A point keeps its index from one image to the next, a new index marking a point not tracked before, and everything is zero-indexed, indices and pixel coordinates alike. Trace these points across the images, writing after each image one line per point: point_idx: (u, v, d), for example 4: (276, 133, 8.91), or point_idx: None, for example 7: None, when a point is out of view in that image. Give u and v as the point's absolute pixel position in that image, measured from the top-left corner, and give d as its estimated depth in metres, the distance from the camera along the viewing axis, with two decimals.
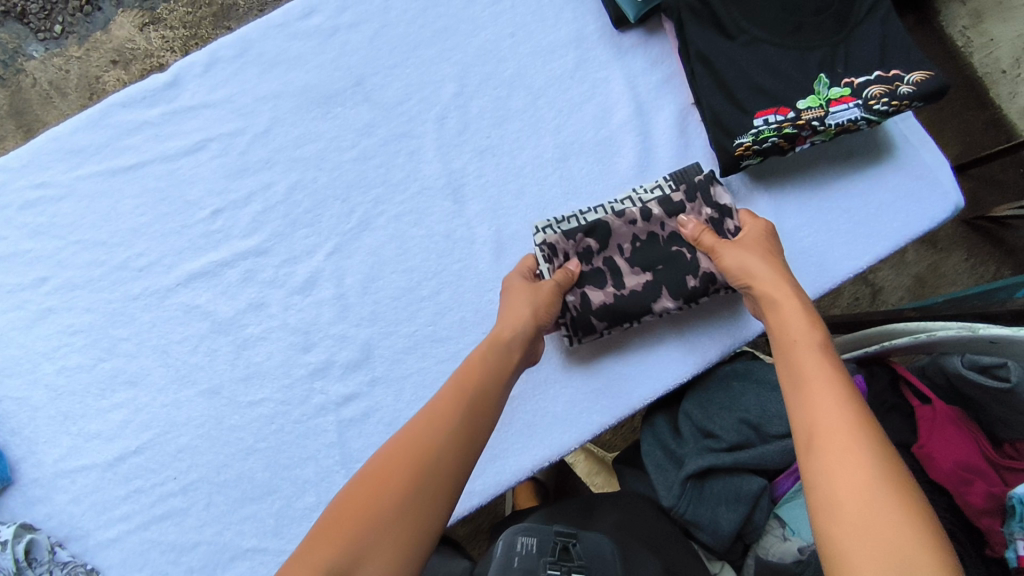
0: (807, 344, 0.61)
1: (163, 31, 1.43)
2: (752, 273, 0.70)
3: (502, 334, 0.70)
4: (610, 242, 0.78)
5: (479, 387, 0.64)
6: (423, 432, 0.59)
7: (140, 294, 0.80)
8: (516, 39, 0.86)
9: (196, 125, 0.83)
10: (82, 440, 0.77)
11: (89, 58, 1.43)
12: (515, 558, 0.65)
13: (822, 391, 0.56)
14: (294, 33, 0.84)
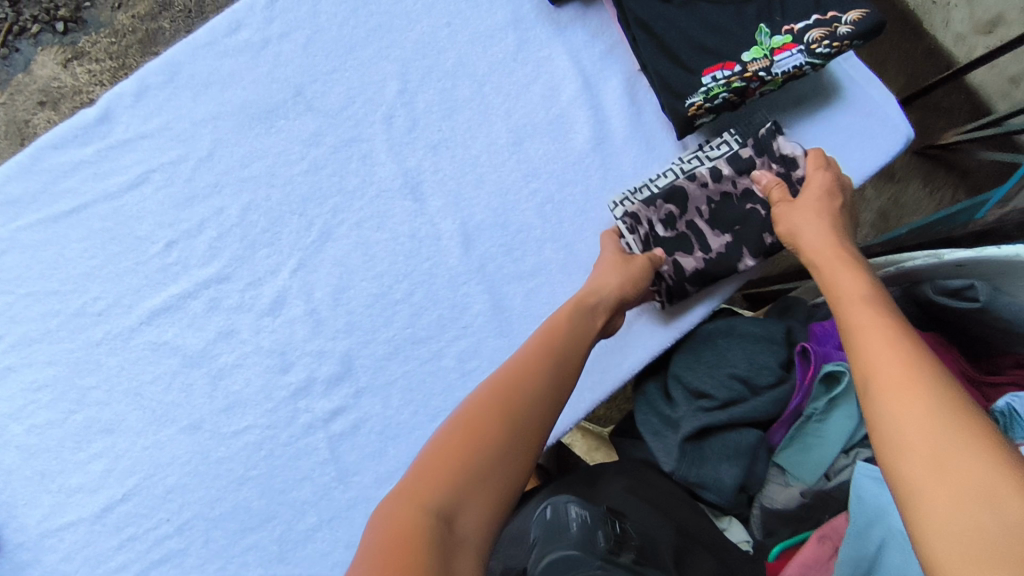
0: (858, 298, 0.58)
1: (89, 65, 1.38)
2: (806, 239, 0.69)
3: (584, 300, 0.69)
4: (689, 206, 0.77)
5: (563, 352, 0.63)
6: (524, 387, 0.57)
7: (102, 339, 0.77)
8: (453, 28, 0.85)
9: (135, 157, 0.79)
10: (64, 496, 0.74)
11: (15, 102, 1.37)
12: (572, 526, 0.60)
13: (877, 335, 0.53)
14: (224, 50, 0.82)
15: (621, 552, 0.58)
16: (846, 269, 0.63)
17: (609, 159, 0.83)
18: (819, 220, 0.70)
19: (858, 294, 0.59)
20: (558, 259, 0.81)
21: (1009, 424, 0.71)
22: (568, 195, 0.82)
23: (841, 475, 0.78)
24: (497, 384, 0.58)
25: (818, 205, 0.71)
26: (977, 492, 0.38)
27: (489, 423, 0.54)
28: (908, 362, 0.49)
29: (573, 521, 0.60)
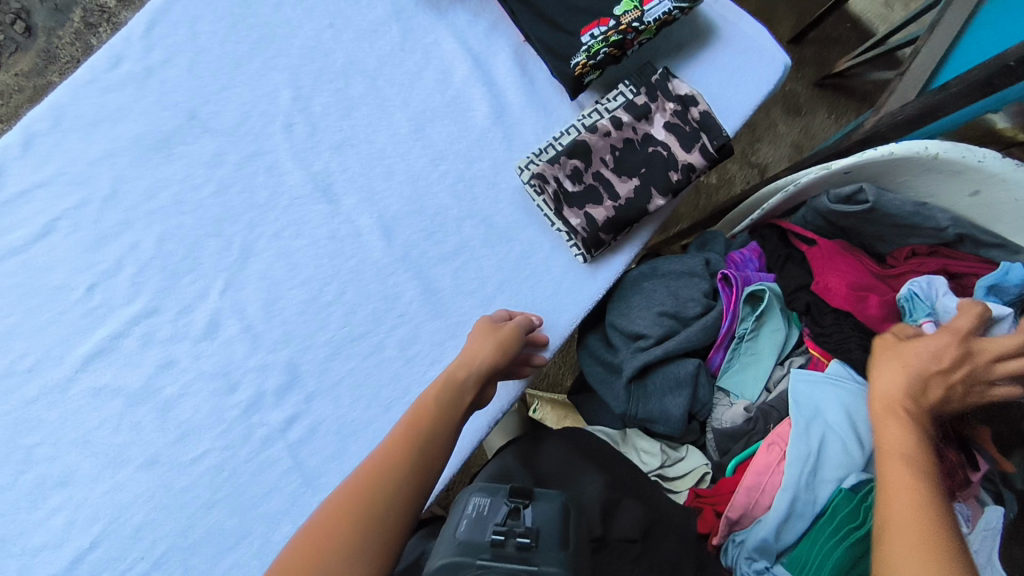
0: (899, 452, 0.57)
1: None
2: (880, 387, 0.63)
3: (450, 375, 0.70)
4: (593, 158, 0.81)
5: (424, 434, 0.64)
6: (378, 486, 0.59)
7: (38, 395, 0.76)
8: (336, 28, 0.86)
9: (35, 208, 0.78)
10: (29, 557, 0.73)
11: None
12: (467, 524, 0.66)
13: (899, 499, 0.54)
14: (107, 86, 0.81)
15: (507, 542, 0.62)
16: (903, 419, 0.60)
17: (510, 131, 0.85)
18: (901, 366, 0.64)
19: (904, 444, 0.58)
20: (478, 234, 0.83)
21: (913, 309, 0.77)
22: (477, 170, 0.84)
23: (779, 386, 0.84)
24: (355, 488, 0.59)
25: (911, 358, 0.64)
26: None
27: (337, 526, 0.56)
28: (927, 548, 0.50)
29: (467, 524, 0.65)
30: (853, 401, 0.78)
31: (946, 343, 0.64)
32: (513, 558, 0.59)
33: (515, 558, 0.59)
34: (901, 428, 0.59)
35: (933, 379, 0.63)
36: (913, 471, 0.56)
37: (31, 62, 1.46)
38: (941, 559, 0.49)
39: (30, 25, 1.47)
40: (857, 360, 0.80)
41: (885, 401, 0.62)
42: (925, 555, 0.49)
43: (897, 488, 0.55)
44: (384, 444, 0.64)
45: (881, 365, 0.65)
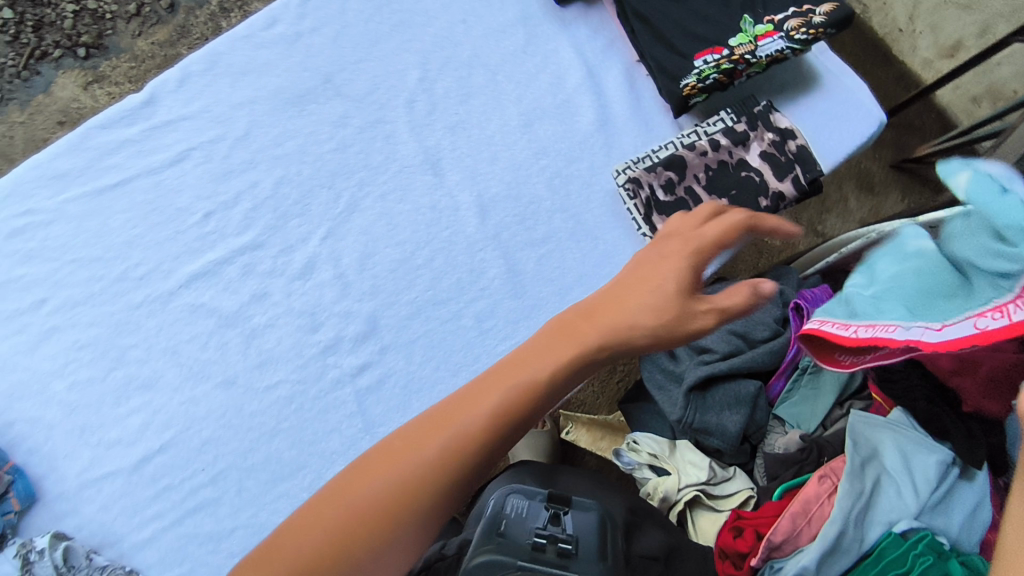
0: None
1: (109, 88, 1.56)
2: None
3: (577, 349, 0.56)
4: (687, 173, 0.85)
5: (504, 426, 0.54)
6: (426, 479, 0.52)
7: (142, 302, 0.82)
8: (468, 24, 0.94)
9: (176, 137, 0.86)
10: (103, 449, 0.78)
11: (33, 121, 1.54)
12: (503, 524, 0.66)
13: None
14: (261, 42, 0.89)
15: (549, 546, 0.61)
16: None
17: (611, 139, 0.91)
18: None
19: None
20: (567, 227, 0.88)
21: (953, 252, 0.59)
22: (574, 170, 0.90)
23: (836, 425, 0.84)
24: (399, 468, 0.52)
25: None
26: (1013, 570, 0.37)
27: (362, 500, 0.52)
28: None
29: (506, 525, 0.65)
30: (911, 450, 0.77)
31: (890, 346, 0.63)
32: (555, 562, 0.59)
33: (557, 563, 0.59)
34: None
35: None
36: None
37: (166, 35, 1.59)
38: None
39: (174, 2, 1.59)
40: (921, 411, 0.77)
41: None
42: None
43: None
44: (461, 416, 0.54)
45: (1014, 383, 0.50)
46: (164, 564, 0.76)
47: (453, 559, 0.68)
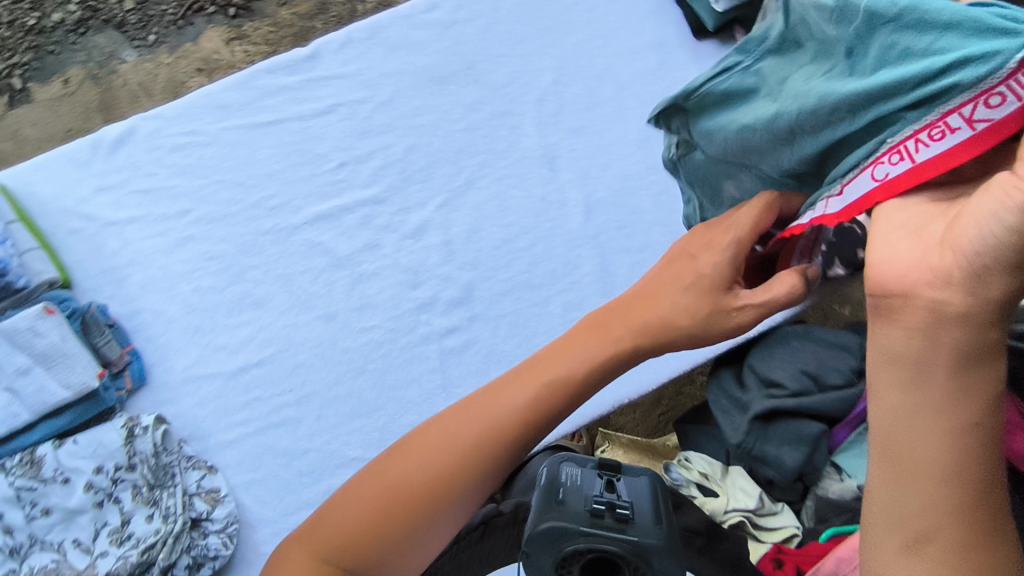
0: (939, 468, 0.43)
1: (247, 46, 1.48)
2: (930, 359, 0.42)
3: (610, 344, 0.59)
4: None
5: (545, 415, 0.56)
6: (461, 463, 0.54)
7: (269, 229, 0.91)
8: (607, 40, 1.00)
9: (328, 92, 0.95)
10: (210, 351, 0.87)
11: (178, 64, 1.45)
12: (559, 488, 0.65)
13: (965, 499, 0.43)
14: (417, 23, 0.98)
15: (605, 512, 0.62)
16: (963, 399, 0.42)
17: None
18: (946, 294, 0.40)
19: (977, 419, 0.42)
20: (665, 241, 0.92)
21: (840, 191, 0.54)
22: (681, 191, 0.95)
23: None
24: (434, 453, 0.55)
25: (953, 239, 0.39)
26: (937, 499, 0.43)
27: (398, 476, 0.54)
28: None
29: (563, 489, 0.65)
30: None
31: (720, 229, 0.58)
32: (613, 528, 0.60)
33: (614, 530, 0.60)
34: (992, 391, 0.42)
35: (996, 284, 0.39)
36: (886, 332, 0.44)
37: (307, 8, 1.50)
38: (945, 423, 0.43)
39: None
40: None
41: (929, 363, 0.42)
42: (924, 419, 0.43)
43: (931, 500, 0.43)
44: (497, 402, 0.57)
45: (871, 266, 0.43)
46: (240, 465, 0.84)
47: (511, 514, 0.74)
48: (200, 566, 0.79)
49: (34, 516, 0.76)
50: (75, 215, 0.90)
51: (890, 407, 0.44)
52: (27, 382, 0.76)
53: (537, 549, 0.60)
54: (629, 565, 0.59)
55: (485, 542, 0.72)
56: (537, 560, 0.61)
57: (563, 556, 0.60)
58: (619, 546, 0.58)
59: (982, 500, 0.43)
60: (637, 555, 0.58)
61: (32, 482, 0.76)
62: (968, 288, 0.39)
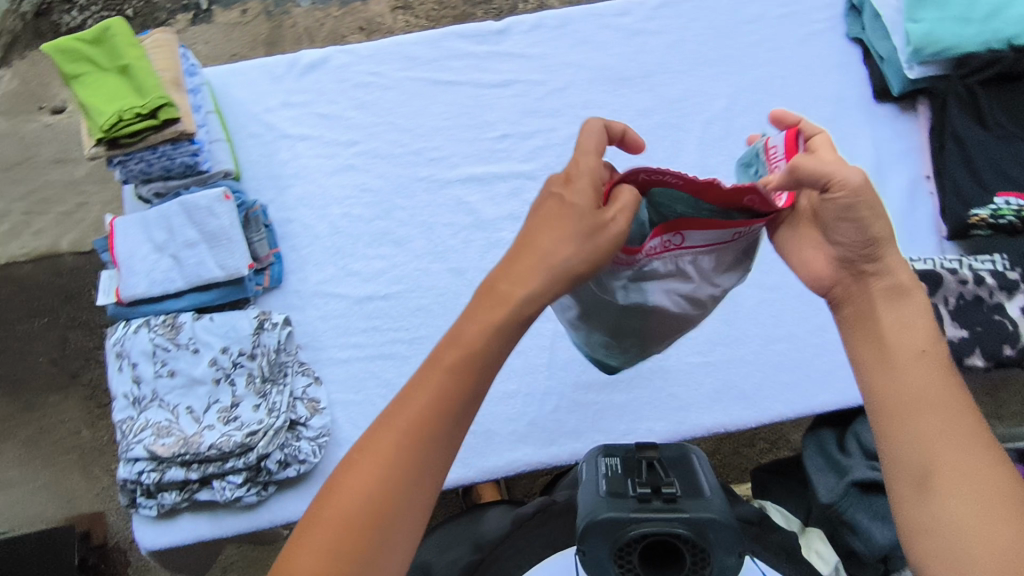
0: (951, 422, 0.53)
1: (409, 17, 1.54)
2: (872, 311, 0.58)
3: (503, 300, 0.55)
4: (939, 292, 0.86)
5: (467, 399, 0.54)
6: (398, 475, 0.51)
7: (424, 177, 0.96)
8: (785, 82, 1.01)
9: (508, 67, 1.00)
10: (344, 273, 0.92)
11: (343, 19, 1.54)
12: (601, 482, 0.67)
13: (952, 420, 0.53)
14: (607, 25, 1.02)
15: (652, 498, 0.63)
16: (906, 331, 0.57)
17: None
18: (871, 262, 0.58)
19: (924, 345, 0.56)
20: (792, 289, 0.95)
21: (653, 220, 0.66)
22: None
23: None
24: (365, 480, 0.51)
25: (825, 216, 0.58)
26: (967, 448, 0.52)
27: (338, 513, 0.50)
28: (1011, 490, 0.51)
29: (604, 482, 0.66)
30: None
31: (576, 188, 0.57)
32: (663, 509, 0.61)
33: (665, 509, 0.61)
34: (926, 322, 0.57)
35: (881, 234, 0.58)
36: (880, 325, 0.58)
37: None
38: (944, 386, 0.54)
39: None
40: None
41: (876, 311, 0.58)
42: (921, 384, 0.55)
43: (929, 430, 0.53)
44: (402, 409, 0.53)
45: (802, 272, 0.61)
46: (344, 384, 0.88)
47: (566, 503, 0.75)
48: (287, 466, 0.83)
49: (160, 374, 0.82)
50: (258, 121, 0.97)
51: (891, 384, 0.55)
52: (190, 254, 0.84)
53: (592, 541, 0.60)
54: (687, 543, 0.60)
55: (545, 527, 0.71)
56: (595, 553, 0.60)
57: (619, 545, 0.60)
58: (673, 524, 0.59)
59: (964, 414, 0.53)
60: (692, 529, 0.59)
61: (168, 344, 0.83)
62: (875, 252, 0.58)
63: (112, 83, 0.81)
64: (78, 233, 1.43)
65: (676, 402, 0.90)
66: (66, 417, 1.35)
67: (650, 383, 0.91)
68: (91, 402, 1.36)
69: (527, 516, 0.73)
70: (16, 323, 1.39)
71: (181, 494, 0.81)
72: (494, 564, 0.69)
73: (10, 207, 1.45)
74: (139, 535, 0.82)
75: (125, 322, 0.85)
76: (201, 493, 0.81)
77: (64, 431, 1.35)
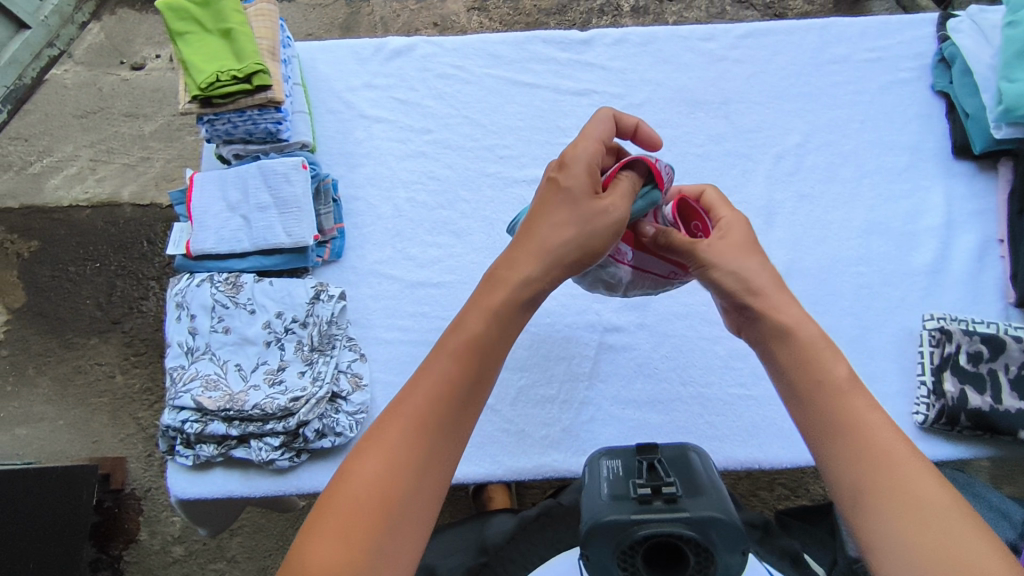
0: (868, 437, 0.59)
1: (483, 19, 1.56)
2: (773, 351, 0.67)
3: (505, 287, 0.61)
4: (1001, 358, 0.85)
5: (472, 384, 0.59)
6: (412, 457, 0.55)
7: (491, 173, 0.97)
8: (863, 126, 1.00)
9: (588, 77, 1.01)
10: (400, 256, 0.94)
11: (419, 13, 1.57)
12: (605, 485, 0.69)
13: (870, 440, 0.59)
14: (691, 48, 1.03)
15: (654, 498, 0.64)
16: (804, 367, 0.64)
17: (934, 288, 0.92)
18: (769, 305, 0.68)
19: (823, 375, 0.63)
20: (851, 332, 0.91)
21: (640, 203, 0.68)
22: (885, 292, 0.93)
23: None
24: (375, 462, 0.55)
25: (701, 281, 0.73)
26: (895, 460, 0.57)
27: (351, 498, 0.53)
28: (935, 491, 0.55)
29: (607, 485, 0.69)
30: None
31: (579, 172, 0.63)
32: (664, 509, 0.62)
33: (665, 509, 0.62)
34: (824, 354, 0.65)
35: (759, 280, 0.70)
36: (794, 365, 0.65)
37: (550, 4, 1.57)
38: (853, 407, 0.61)
39: None
40: None
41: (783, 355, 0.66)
42: (837, 411, 0.61)
43: (843, 451, 0.59)
44: (407, 396, 0.58)
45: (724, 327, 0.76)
46: (387, 364, 0.89)
47: (570, 505, 0.78)
48: (323, 437, 0.83)
49: (216, 330, 0.85)
50: (338, 98, 0.99)
51: (809, 414, 0.62)
52: (260, 218, 0.87)
53: (596, 545, 0.62)
54: (690, 543, 0.60)
55: (548, 532, 0.76)
56: (599, 557, 0.62)
57: (622, 548, 0.61)
58: (676, 526, 0.60)
59: (878, 429, 0.59)
60: (695, 529, 0.60)
61: (228, 301, 0.85)
62: (765, 294, 0.69)
63: (214, 44, 0.85)
64: (139, 185, 1.48)
65: (712, 431, 0.89)
66: (102, 360, 1.39)
67: (688, 408, 0.90)
68: (128, 349, 1.39)
69: (528, 519, 0.77)
70: (67, 264, 1.43)
71: (218, 448, 0.83)
72: (500, 566, 0.73)
73: (79, 153, 1.50)
74: (171, 482, 0.84)
75: (189, 274, 0.88)
76: (237, 450, 0.82)
77: (98, 373, 1.38)
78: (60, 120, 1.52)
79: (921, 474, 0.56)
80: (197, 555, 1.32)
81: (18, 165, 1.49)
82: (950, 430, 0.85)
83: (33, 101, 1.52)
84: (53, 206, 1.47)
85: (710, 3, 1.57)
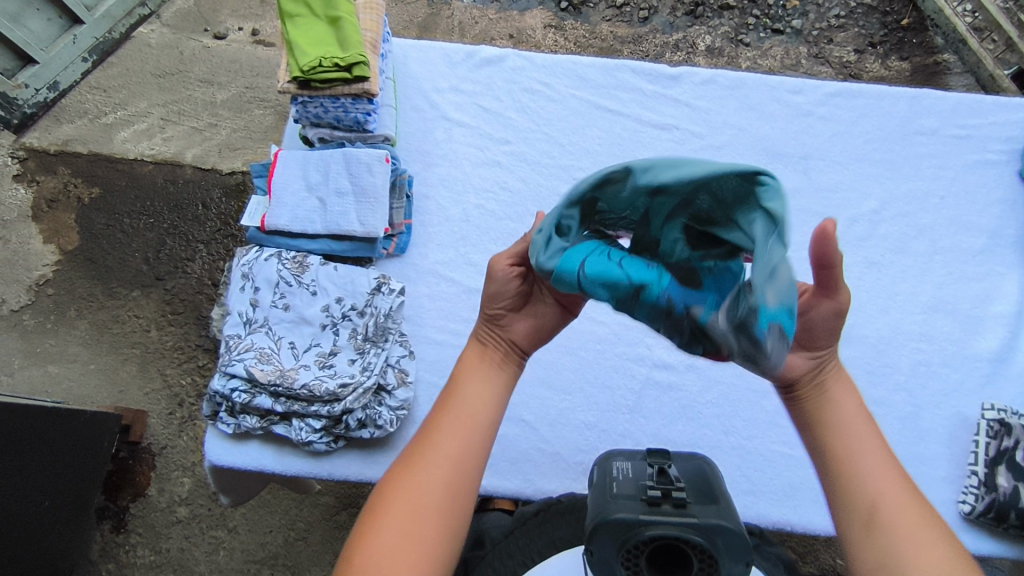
0: (889, 477, 0.57)
1: (559, 38, 1.58)
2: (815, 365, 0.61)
3: (481, 344, 0.65)
4: None
5: (477, 406, 0.61)
6: (437, 470, 0.57)
7: (562, 193, 0.98)
8: (942, 201, 0.98)
9: (671, 112, 1.01)
10: (462, 260, 0.94)
11: (498, 23, 1.59)
12: (613, 486, 0.64)
13: (890, 477, 0.56)
14: (777, 98, 1.03)
15: (663, 502, 0.59)
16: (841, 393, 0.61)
17: (997, 378, 0.90)
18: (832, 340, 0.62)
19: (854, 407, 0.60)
20: (905, 407, 0.89)
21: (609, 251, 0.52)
22: (945, 373, 0.91)
23: None
24: (401, 508, 0.55)
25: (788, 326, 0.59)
26: (913, 500, 0.55)
27: (378, 560, 0.52)
28: (918, 519, 0.54)
29: (615, 485, 0.63)
30: None
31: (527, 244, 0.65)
32: (672, 513, 0.57)
33: (673, 513, 0.57)
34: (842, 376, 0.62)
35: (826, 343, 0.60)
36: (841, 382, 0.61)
37: (627, 32, 1.58)
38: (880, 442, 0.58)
39: None
40: None
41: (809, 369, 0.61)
42: (869, 443, 0.58)
43: (865, 480, 0.56)
44: (414, 460, 0.58)
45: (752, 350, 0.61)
46: (434, 364, 0.90)
47: (571, 501, 0.73)
48: (363, 426, 0.83)
49: (276, 305, 0.86)
50: (424, 98, 1.01)
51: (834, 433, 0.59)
52: (338, 203, 0.89)
53: (600, 541, 0.56)
54: (697, 549, 0.55)
55: (548, 527, 0.71)
56: (602, 553, 0.56)
57: (626, 547, 0.56)
58: (684, 529, 0.55)
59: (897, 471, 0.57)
60: (703, 535, 0.55)
61: (292, 279, 0.87)
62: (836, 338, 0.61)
63: (319, 29, 0.87)
64: (204, 149, 1.51)
65: (748, 485, 0.87)
66: (140, 313, 1.41)
67: (726, 457, 0.89)
68: (167, 306, 1.42)
69: (527, 514, 0.73)
70: (123, 215, 1.46)
71: (260, 421, 0.84)
72: (496, 560, 0.68)
73: (152, 110, 1.54)
74: (208, 447, 0.85)
75: (258, 247, 0.90)
76: (278, 426, 0.83)
77: (134, 325, 1.41)
78: (139, 77, 1.56)
79: (932, 523, 0.54)
80: (200, 519, 1.33)
81: (92, 113, 1.53)
82: (996, 525, 0.82)
83: (117, 54, 1.57)
84: (119, 157, 1.50)
85: (785, 54, 1.56)
